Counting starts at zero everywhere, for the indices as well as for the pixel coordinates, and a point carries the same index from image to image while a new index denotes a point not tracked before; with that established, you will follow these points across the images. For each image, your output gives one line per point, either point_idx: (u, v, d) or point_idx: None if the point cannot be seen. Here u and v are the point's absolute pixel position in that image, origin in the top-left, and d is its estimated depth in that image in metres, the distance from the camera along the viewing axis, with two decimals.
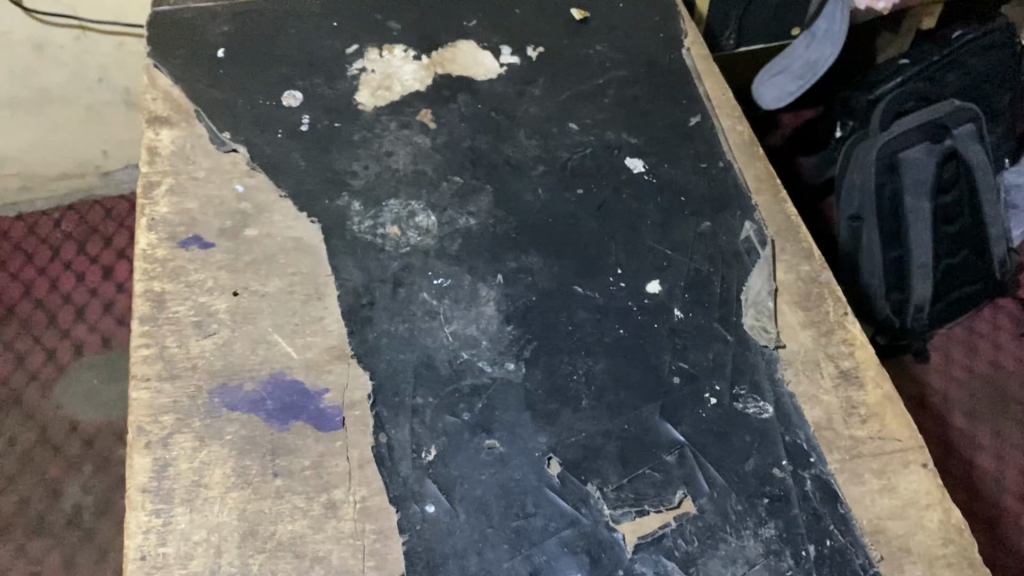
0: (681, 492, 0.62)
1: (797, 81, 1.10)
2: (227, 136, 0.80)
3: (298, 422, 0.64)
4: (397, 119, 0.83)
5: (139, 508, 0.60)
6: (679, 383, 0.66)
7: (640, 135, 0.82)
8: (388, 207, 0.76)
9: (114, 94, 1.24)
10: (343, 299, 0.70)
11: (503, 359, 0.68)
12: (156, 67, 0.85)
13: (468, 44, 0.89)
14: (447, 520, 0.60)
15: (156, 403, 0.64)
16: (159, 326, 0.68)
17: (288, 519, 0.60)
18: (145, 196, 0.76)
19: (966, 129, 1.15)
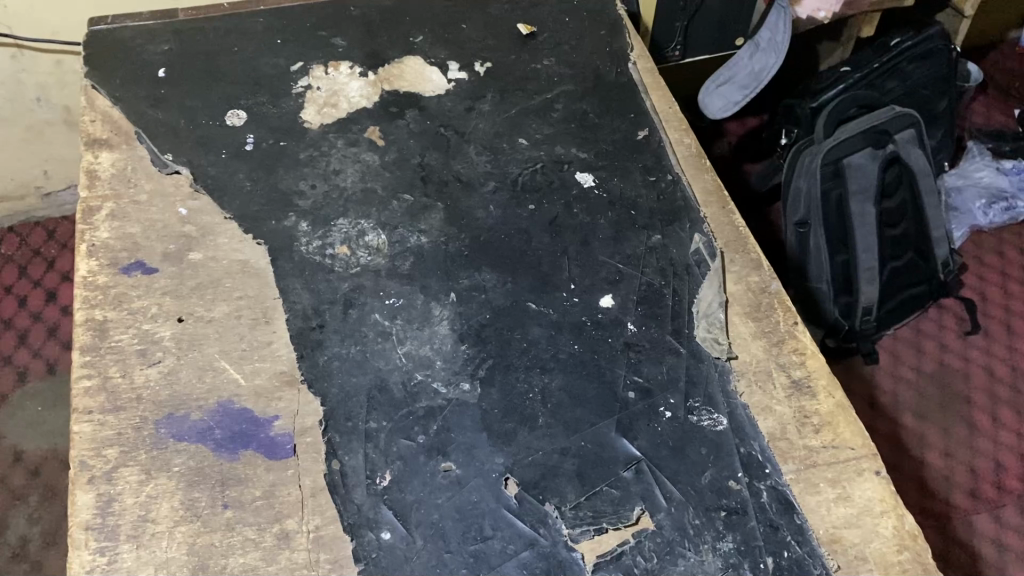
0: (639, 508, 0.61)
1: (742, 90, 1.11)
2: (169, 157, 0.78)
3: (248, 451, 0.62)
4: (345, 136, 0.82)
5: (82, 547, 0.58)
6: (634, 398, 0.66)
7: (590, 149, 0.82)
8: (337, 226, 0.75)
9: (53, 114, 1.21)
10: (292, 322, 0.69)
11: (457, 379, 0.67)
12: (94, 89, 0.83)
13: (415, 61, 0.89)
14: (404, 547, 0.59)
15: (100, 436, 0.62)
16: (101, 356, 0.66)
17: (240, 551, 0.58)
18: (84, 222, 0.74)
19: (907, 135, 1.17)
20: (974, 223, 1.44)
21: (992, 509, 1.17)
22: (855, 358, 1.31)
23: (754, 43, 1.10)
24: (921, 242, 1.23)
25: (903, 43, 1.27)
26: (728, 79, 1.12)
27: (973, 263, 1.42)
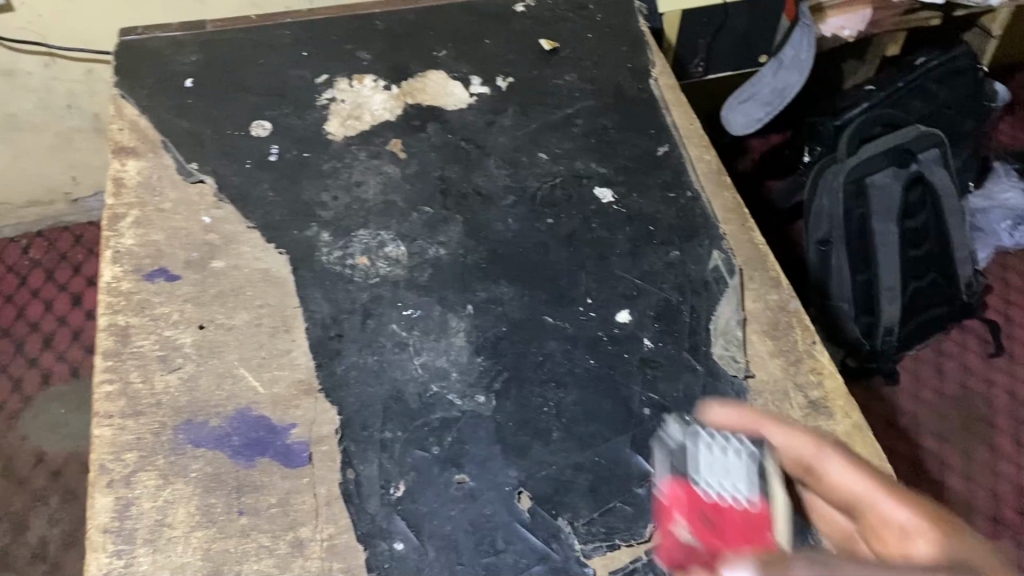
0: (652, 525, 0.61)
1: (765, 107, 1.11)
2: (194, 166, 0.79)
3: (264, 459, 0.63)
4: (367, 148, 0.83)
5: (100, 549, 0.59)
6: (649, 414, 0.66)
7: (609, 164, 0.83)
8: (357, 237, 0.76)
9: (82, 122, 1.23)
10: (311, 331, 0.70)
11: (472, 391, 0.67)
12: (123, 98, 0.85)
13: (438, 75, 0.89)
14: (416, 558, 0.59)
15: (119, 440, 0.63)
16: (123, 361, 0.67)
17: (254, 558, 0.59)
18: (110, 229, 0.75)
19: (930, 154, 1.16)
20: (999, 245, 1.43)
21: (1013, 534, 1.15)
22: (876, 379, 1.29)
23: (777, 60, 1.10)
24: (944, 263, 1.22)
25: (930, 63, 1.26)
26: (751, 95, 1.12)
27: (998, 283, 1.41)
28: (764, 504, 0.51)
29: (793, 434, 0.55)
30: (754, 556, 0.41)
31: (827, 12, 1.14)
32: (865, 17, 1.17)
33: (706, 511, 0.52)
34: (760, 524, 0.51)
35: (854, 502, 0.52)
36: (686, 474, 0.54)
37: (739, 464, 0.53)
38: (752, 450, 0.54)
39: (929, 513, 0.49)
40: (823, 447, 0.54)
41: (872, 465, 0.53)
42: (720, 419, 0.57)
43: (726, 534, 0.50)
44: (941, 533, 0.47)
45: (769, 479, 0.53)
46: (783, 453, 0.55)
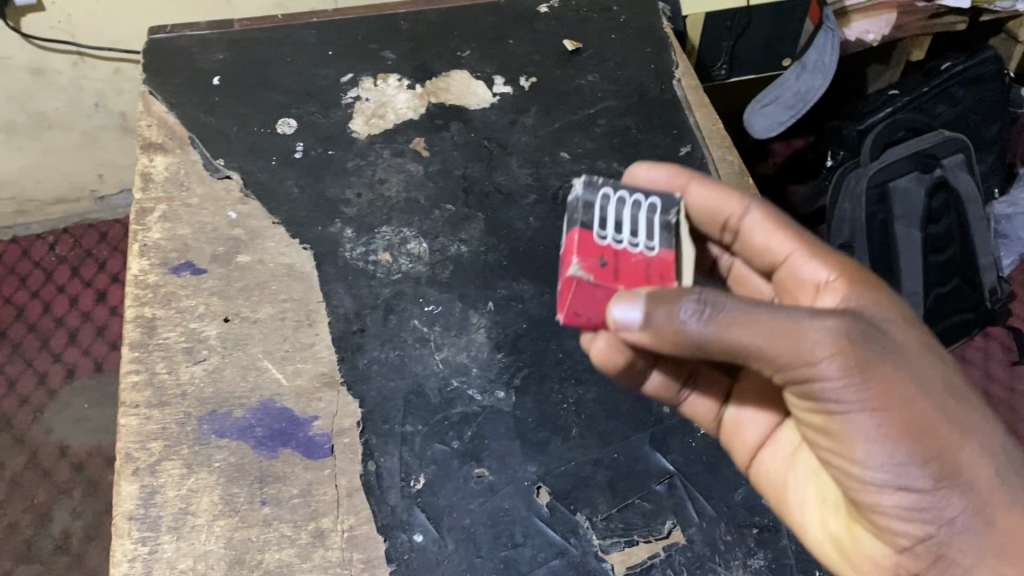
0: (670, 522, 0.62)
1: (788, 110, 1.10)
2: (221, 163, 0.81)
3: (287, 450, 0.64)
4: (391, 147, 0.84)
5: (125, 536, 0.60)
6: (669, 412, 0.66)
7: (631, 164, 0.83)
8: (380, 234, 0.77)
9: (109, 120, 1.25)
10: (334, 326, 0.71)
11: (493, 387, 0.68)
12: (151, 95, 0.86)
13: (461, 75, 0.90)
14: (436, 550, 0.60)
15: (145, 430, 0.64)
16: (149, 352, 0.68)
17: (276, 547, 0.60)
18: (137, 222, 0.76)
19: (955, 159, 1.16)
20: None
21: None
22: None
23: (800, 64, 1.10)
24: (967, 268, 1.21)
25: (954, 67, 1.25)
26: (774, 99, 1.11)
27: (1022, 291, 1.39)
28: (662, 254, 0.53)
29: (716, 193, 0.59)
30: (651, 297, 0.44)
31: (851, 16, 1.15)
32: (890, 21, 1.17)
33: (601, 255, 0.52)
34: (660, 269, 0.52)
35: (772, 258, 0.58)
36: (586, 223, 0.53)
37: (641, 219, 0.55)
38: (655, 209, 0.56)
39: (836, 263, 0.54)
40: (747, 203, 0.58)
41: (785, 218, 0.58)
42: (640, 178, 0.60)
43: (622, 273, 0.51)
44: (846, 283, 0.53)
45: (668, 231, 0.55)
46: (706, 211, 0.59)
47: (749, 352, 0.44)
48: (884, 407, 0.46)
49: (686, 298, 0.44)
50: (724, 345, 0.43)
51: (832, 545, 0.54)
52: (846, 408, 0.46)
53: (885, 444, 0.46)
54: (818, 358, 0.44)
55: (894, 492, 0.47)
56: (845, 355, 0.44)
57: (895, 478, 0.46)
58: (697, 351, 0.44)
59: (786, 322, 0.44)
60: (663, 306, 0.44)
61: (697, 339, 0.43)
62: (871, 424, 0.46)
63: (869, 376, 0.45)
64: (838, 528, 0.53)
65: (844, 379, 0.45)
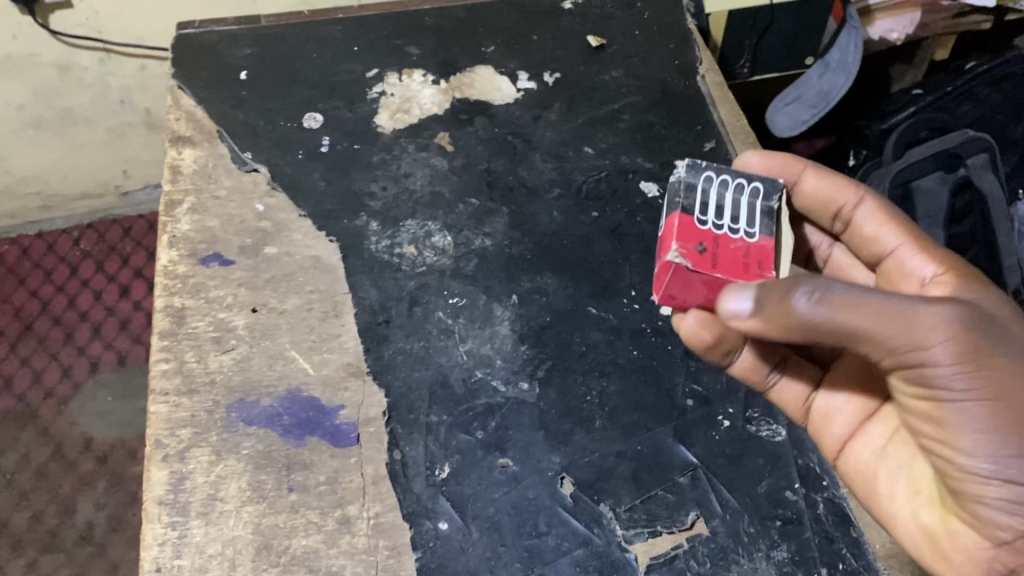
0: (693, 514, 0.62)
1: (810, 110, 1.14)
2: (248, 156, 0.82)
3: (314, 438, 0.64)
4: (415, 141, 0.84)
5: (155, 520, 0.61)
6: (692, 406, 0.67)
7: (655, 160, 0.83)
8: (405, 227, 0.78)
9: (135, 116, 1.26)
10: (360, 317, 0.71)
11: (516, 378, 0.68)
12: (180, 89, 0.87)
13: (486, 70, 0.91)
14: (460, 538, 0.61)
15: (174, 417, 0.65)
16: (178, 341, 0.69)
17: (303, 533, 0.60)
18: (167, 214, 0.78)
19: (980, 159, 1.11)
20: None
21: None
22: None
23: (823, 64, 1.12)
24: None
25: (978, 68, 1.23)
26: (797, 97, 1.14)
27: None
28: (760, 240, 0.54)
29: (830, 184, 0.62)
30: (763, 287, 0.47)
31: (874, 15, 1.13)
32: (914, 19, 1.16)
33: (701, 242, 0.54)
34: (756, 259, 0.54)
35: (879, 249, 0.61)
36: (688, 207, 0.55)
37: (742, 205, 0.56)
38: (756, 194, 0.56)
39: (943, 258, 0.57)
40: (860, 195, 0.61)
41: (897, 212, 0.61)
42: (748, 164, 0.62)
43: (718, 259, 0.53)
44: (956, 277, 0.56)
45: (769, 217, 0.56)
46: (817, 199, 0.63)
47: (864, 336, 0.46)
48: (995, 398, 0.47)
49: (800, 284, 0.46)
50: (840, 327, 0.46)
51: (922, 538, 0.54)
52: (955, 395, 0.47)
53: (992, 434, 0.47)
54: (930, 343, 0.46)
55: (999, 484, 0.48)
56: (958, 344, 0.46)
57: (1000, 468, 0.47)
58: (813, 335, 0.47)
59: (901, 307, 0.46)
60: (776, 290, 0.47)
61: (811, 319, 0.46)
62: (979, 414, 0.47)
63: (981, 366, 0.46)
64: (931, 520, 0.54)
65: (954, 368, 0.46)
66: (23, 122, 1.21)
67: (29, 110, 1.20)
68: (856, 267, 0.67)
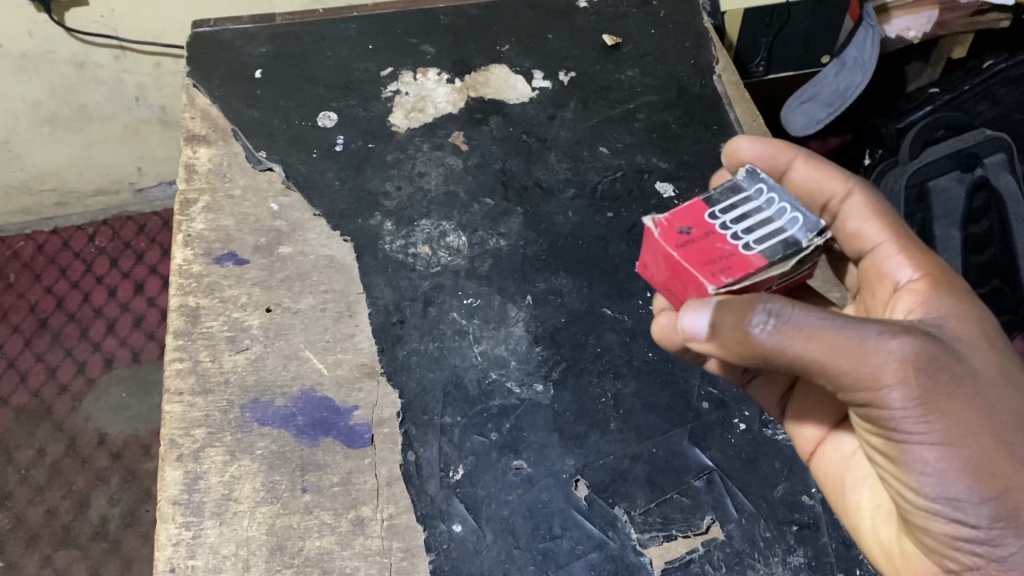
0: (709, 517, 0.62)
1: (826, 108, 1.10)
2: (263, 155, 0.81)
3: (328, 438, 0.64)
4: (430, 140, 0.84)
5: (169, 520, 0.61)
6: (707, 408, 0.66)
7: (670, 160, 0.83)
8: (420, 227, 0.77)
9: (150, 113, 1.27)
10: (374, 317, 0.71)
11: (531, 379, 0.68)
12: (195, 88, 0.87)
13: (501, 69, 0.90)
14: (474, 541, 0.60)
15: (188, 417, 0.65)
16: (193, 340, 0.69)
17: (316, 534, 0.60)
18: (182, 213, 0.78)
19: (996, 159, 1.09)
20: None
21: None
22: None
23: (839, 61, 1.08)
24: None
25: (997, 65, 1.17)
26: (813, 96, 1.11)
27: None
28: (748, 258, 0.47)
29: (820, 173, 0.58)
30: (718, 305, 0.45)
31: (891, 13, 1.13)
32: (932, 18, 1.14)
33: (693, 227, 0.50)
34: (715, 264, 0.48)
35: (862, 245, 0.55)
36: (714, 198, 0.52)
37: (766, 220, 0.49)
38: (788, 219, 0.49)
39: (922, 264, 0.52)
40: (851, 186, 0.56)
41: (890, 213, 0.55)
42: (745, 153, 0.59)
43: (687, 250, 0.49)
44: (927, 285, 0.50)
45: (785, 247, 0.47)
46: (808, 189, 0.58)
47: (813, 366, 0.43)
48: (949, 439, 0.44)
49: (755, 306, 0.43)
50: (788, 352, 0.43)
51: (880, 552, 0.53)
52: (907, 434, 0.44)
53: (943, 477, 0.44)
54: (881, 381, 0.43)
55: (946, 522, 0.46)
56: (911, 382, 0.43)
57: (948, 509, 0.45)
58: (763, 358, 0.44)
59: (854, 336, 0.43)
60: (730, 316, 0.44)
61: (762, 343, 0.43)
62: (934, 455, 0.44)
63: (936, 407, 0.43)
64: (888, 537, 0.52)
65: (909, 407, 0.43)
66: (39, 119, 1.22)
67: (45, 106, 1.20)
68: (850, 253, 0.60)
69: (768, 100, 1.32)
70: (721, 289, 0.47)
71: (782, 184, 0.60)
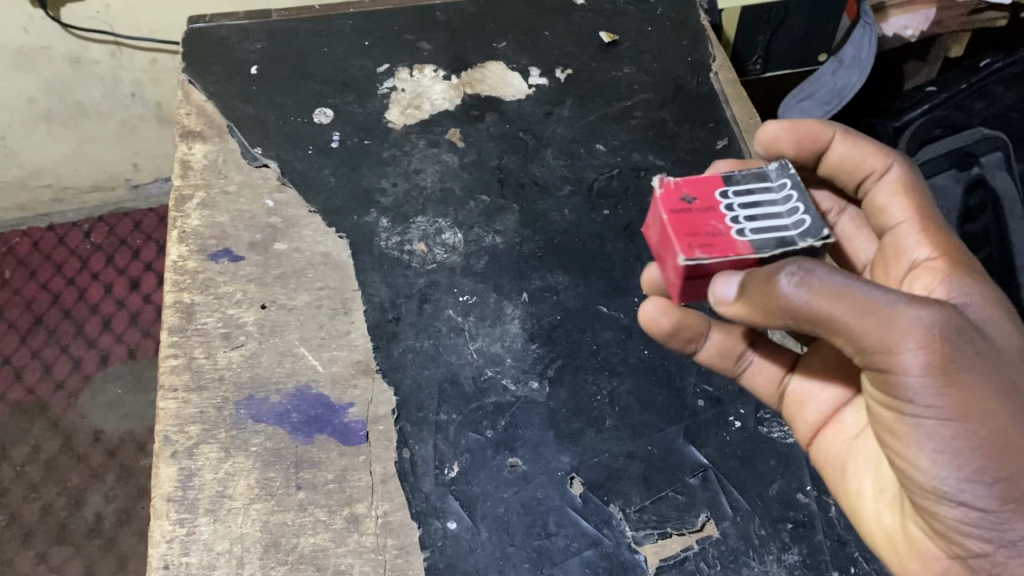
0: (704, 515, 0.61)
1: (824, 106, 1.09)
2: (259, 151, 0.81)
3: (322, 435, 0.64)
4: (426, 137, 0.84)
5: (164, 517, 0.61)
6: (703, 406, 0.66)
7: (667, 158, 0.83)
8: (416, 224, 0.77)
9: (146, 110, 1.26)
10: (370, 314, 0.71)
11: (527, 377, 0.68)
12: (191, 84, 0.87)
13: (497, 66, 0.90)
14: (469, 538, 0.60)
15: (183, 413, 0.65)
16: (188, 337, 0.69)
17: (311, 532, 0.60)
18: (177, 210, 0.77)
19: (993, 158, 1.10)
20: None
21: None
22: None
23: (837, 59, 1.09)
24: None
25: (992, 66, 1.17)
26: (811, 93, 1.10)
27: None
28: (738, 243, 0.47)
29: (859, 149, 0.57)
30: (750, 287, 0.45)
31: (889, 11, 1.12)
32: (929, 16, 1.14)
33: (701, 200, 0.50)
34: (702, 236, 0.48)
35: (882, 222, 0.56)
36: (732, 178, 0.51)
37: (771, 215, 0.49)
38: (793, 220, 0.48)
39: (940, 247, 0.53)
40: (889, 163, 0.56)
41: (921, 190, 0.56)
42: (774, 137, 0.57)
43: (683, 215, 0.49)
44: (945, 265, 0.52)
45: (780, 243, 0.47)
46: (844, 168, 0.58)
47: (834, 325, 0.44)
48: (964, 417, 0.44)
49: (782, 270, 0.44)
50: (815, 312, 0.44)
51: (882, 537, 0.53)
52: (921, 411, 0.45)
53: (958, 455, 0.45)
54: (901, 348, 0.43)
55: (956, 504, 0.46)
56: (932, 351, 0.43)
57: (957, 490, 0.46)
58: (789, 319, 0.44)
59: (879, 303, 0.43)
60: (757, 285, 0.45)
61: (791, 303, 0.44)
62: (948, 432, 0.45)
63: (954, 381, 0.44)
64: (892, 523, 0.53)
65: (928, 379, 0.43)
66: (34, 115, 1.21)
67: (40, 102, 1.20)
68: (860, 239, 0.62)
69: (765, 98, 1.32)
70: (698, 259, 0.46)
71: (816, 161, 0.59)
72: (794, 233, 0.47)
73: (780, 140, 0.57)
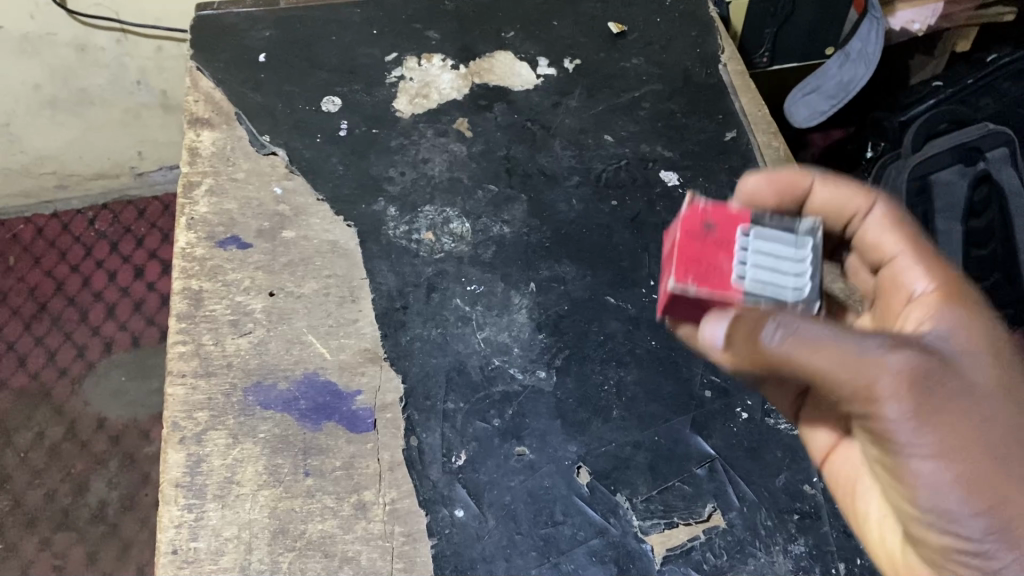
0: (711, 505, 0.62)
1: (830, 100, 1.09)
2: (267, 139, 0.81)
3: (331, 422, 0.64)
4: (434, 126, 0.84)
5: (172, 502, 0.61)
6: (710, 397, 0.66)
7: (675, 149, 0.82)
8: (423, 213, 0.77)
9: (151, 97, 1.26)
10: (378, 303, 0.71)
11: (534, 366, 0.68)
12: (198, 70, 0.87)
13: (506, 55, 0.90)
14: (476, 526, 0.60)
15: (191, 399, 0.65)
16: (196, 324, 0.69)
17: (319, 518, 0.60)
18: (185, 196, 0.77)
19: (998, 153, 1.08)
20: None
21: None
22: None
23: (844, 53, 1.07)
24: None
25: (998, 60, 1.16)
26: (817, 87, 1.09)
27: None
28: (731, 287, 0.49)
29: (840, 193, 0.57)
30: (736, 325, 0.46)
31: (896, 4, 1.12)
32: (936, 10, 1.13)
33: (719, 231, 0.51)
34: (705, 268, 0.50)
35: (880, 257, 0.56)
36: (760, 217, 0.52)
37: (778, 266, 0.50)
38: (795, 281, 0.49)
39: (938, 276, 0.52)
40: (873, 201, 0.56)
41: (911, 222, 0.56)
42: (752, 192, 0.57)
43: (694, 241, 0.51)
44: (941, 297, 0.50)
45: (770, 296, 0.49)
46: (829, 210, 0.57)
47: (811, 375, 0.44)
48: (946, 453, 0.43)
49: (767, 322, 0.44)
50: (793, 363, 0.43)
51: (889, 564, 0.53)
52: (908, 448, 0.44)
53: (938, 491, 0.44)
54: (876, 387, 0.43)
55: (947, 537, 0.45)
56: (908, 390, 0.43)
57: (947, 525, 0.45)
58: (773, 367, 0.45)
59: (855, 347, 0.43)
60: (742, 330, 0.45)
61: (772, 354, 0.44)
62: (929, 470, 0.44)
63: (932, 419, 0.43)
64: (896, 550, 0.52)
65: (906, 420, 0.43)
66: (39, 102, 1.21)
67: (45, 89, 1.19)
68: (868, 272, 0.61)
69: (771, 91, 1.32)
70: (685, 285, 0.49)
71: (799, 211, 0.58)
72: (787, 293, 0.49)
73: (763, 189, 0.56)
